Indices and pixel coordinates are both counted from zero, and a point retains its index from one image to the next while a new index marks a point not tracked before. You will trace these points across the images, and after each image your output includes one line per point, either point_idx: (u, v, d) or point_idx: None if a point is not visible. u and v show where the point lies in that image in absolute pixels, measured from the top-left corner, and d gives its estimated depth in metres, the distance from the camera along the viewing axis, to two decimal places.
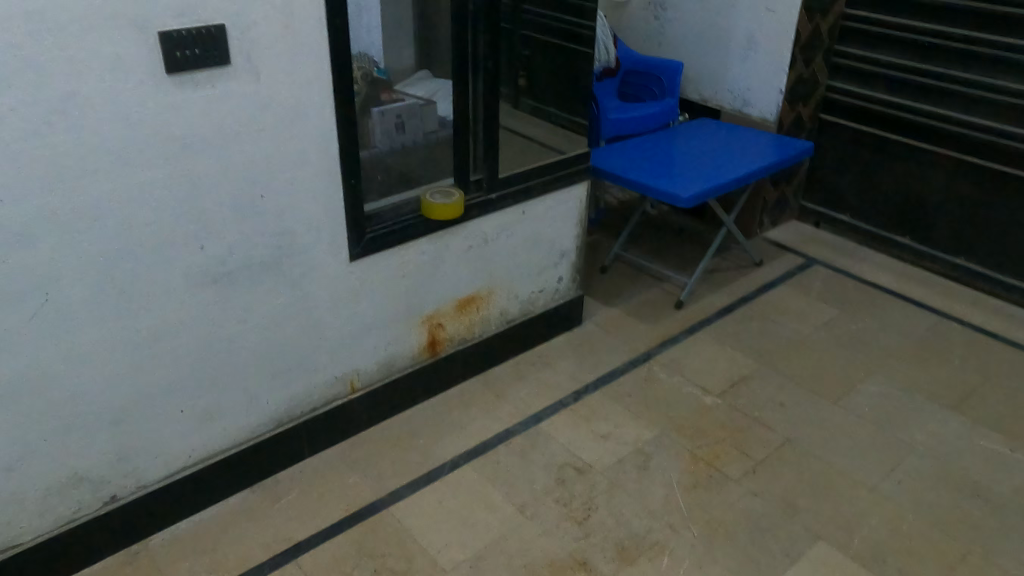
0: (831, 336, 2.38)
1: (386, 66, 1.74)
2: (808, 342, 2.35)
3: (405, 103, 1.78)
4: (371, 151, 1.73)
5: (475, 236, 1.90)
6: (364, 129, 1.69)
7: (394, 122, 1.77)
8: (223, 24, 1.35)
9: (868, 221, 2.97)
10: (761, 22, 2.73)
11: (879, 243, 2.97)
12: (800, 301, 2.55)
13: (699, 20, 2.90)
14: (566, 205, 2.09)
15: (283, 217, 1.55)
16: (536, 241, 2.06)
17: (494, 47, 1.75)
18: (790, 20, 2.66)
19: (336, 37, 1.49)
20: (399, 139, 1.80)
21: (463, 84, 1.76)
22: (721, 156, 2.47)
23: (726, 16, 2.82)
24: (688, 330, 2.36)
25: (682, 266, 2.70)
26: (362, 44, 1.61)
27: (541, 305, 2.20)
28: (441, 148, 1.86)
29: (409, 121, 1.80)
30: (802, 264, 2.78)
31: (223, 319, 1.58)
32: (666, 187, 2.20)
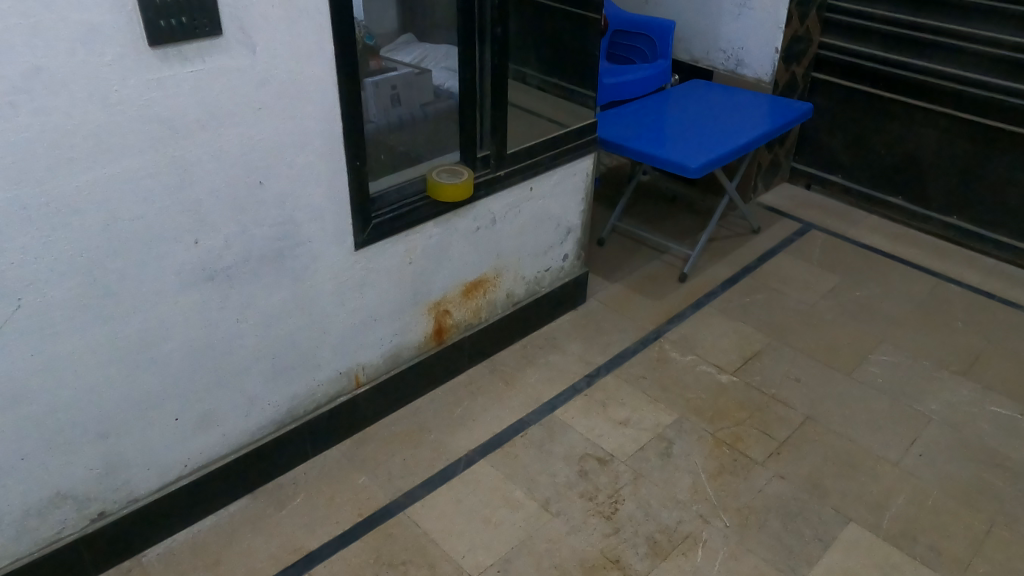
0: (838, 304, 2.31)
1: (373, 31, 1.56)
2: (816, 312, 2.28)
3: (400, 72, 1.62)
4: (373, 125, 1.59)
5: (483, 216, 1.78)
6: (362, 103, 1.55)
7: (393, 94, 1.62)
8: None
9: (860, 181, 2.84)
10: None
11: (872, 203, 2.83)
12: (803, 269, 2.47)
13: None
14: (573, 179, 1.97)
15: (284, 204, 1.40)
16: (543, 218, 1.95)
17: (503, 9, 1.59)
18: None
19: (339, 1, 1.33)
20: (400, 113, 1.66)
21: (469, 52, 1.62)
22: (723, 120, 2.36)
23: None
24: (695, 304, 2.28)
25: (681, 236, 2.61)
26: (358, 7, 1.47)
27: (546, 285, 2.09)
28: (445, 121, 1.73)
29: (403, 93, 1.65)
30: (800, 230, 2.71)
31: (221, 319, 1.42)
32: (673, 157, 2.10)
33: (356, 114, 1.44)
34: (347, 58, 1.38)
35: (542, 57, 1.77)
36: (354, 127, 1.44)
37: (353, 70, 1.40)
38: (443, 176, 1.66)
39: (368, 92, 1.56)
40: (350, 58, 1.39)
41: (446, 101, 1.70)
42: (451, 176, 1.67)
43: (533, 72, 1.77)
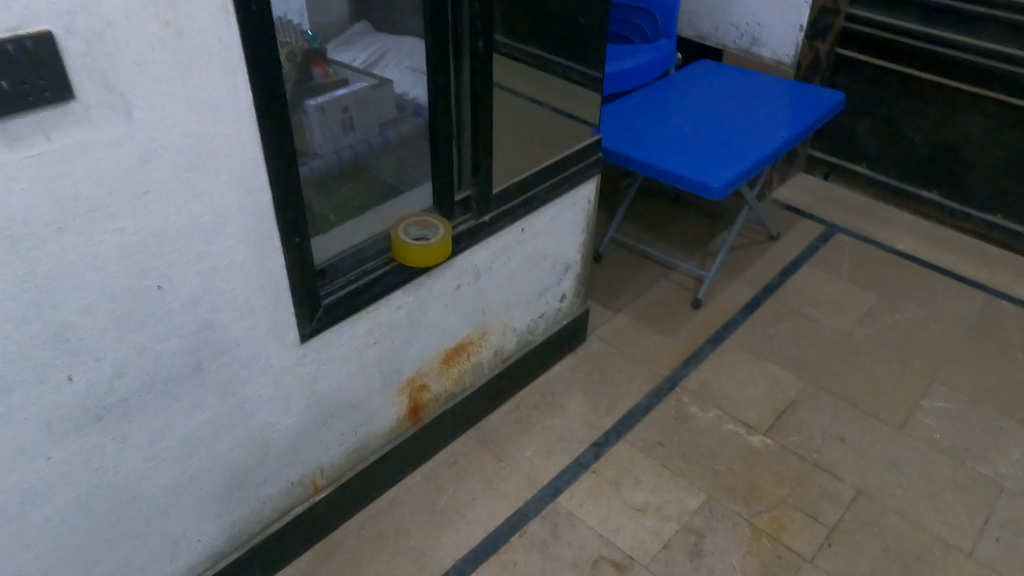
0: (877, 333, 2.00)
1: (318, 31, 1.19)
2: (853, 345, 1.96)
3: (348, 86, 1.26)
4: (316, 165, 1.21)
5: (464, 272, 1.42)
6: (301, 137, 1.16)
7: (341, 118, 1.24)
8: (47, 30, 0.77)
9: (888, 174, 2.53)
10: None
11: (900, 199, 2.53)
12: (832, 288, 2.14)
13: None
14: (573, 210, 1.60)
15: (197, 307, 1.03)
16: (537, 261, 1.58)
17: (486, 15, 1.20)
18: None
19: (253, 34, 0.93)
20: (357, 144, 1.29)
21: (441, 74, 1.23)
22: (747, 115, 1.97)
23: None
24: (713, 339, 1.94)
25: (690, 246, 2.25)
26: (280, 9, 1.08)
27: (540, 333, 1.74)
28: (414, 144, 1.33)
29: (360, 117, 1.28)
30: (824, 233, 2.37)
31: (123, 461, 1.05)
32: (692, 172, 1.72)
33: (291, 173, 1.05)
34: (274, 106, 0.99)
35: (545, 56, 1.38)
36: (288, 190, 1.06)
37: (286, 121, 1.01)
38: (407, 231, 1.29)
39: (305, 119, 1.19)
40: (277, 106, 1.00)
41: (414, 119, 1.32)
42: (416, 232, 1.31)
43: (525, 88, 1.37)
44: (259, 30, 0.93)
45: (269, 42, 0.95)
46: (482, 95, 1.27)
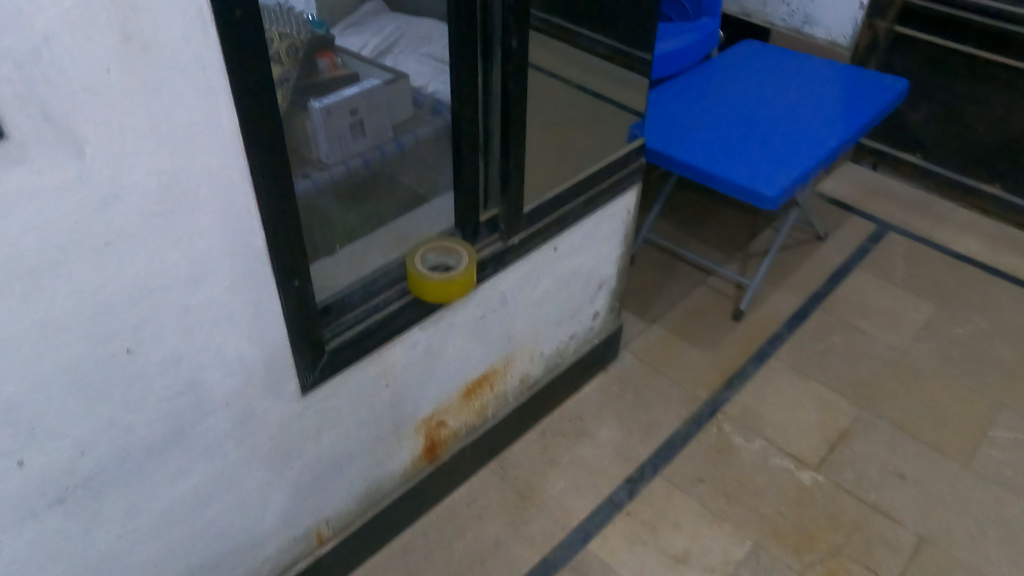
0: (936, 350, 1.81)
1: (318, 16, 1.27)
2: (909, 363, 1.78)
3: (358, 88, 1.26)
4: (320, 178, 1.19)
5: (490, 300, 1.26)
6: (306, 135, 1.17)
7: (349, 122, 1.24)
8: None
9: (944, 164, 2.30)
10: None
11: (957, 194, 2.30)
12: (885, 298, 1.95)
13: None
14: (611, 223, 1.44)
15: (176, 368, 0.87)
16: (568, 281, 1.43)
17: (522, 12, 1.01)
18: None
19: (235, 48, 0.76)
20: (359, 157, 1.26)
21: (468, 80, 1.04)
22: (802, 105, 1.75)
23: None
24: (757, 355, 1.80)
25: (729, 246, 2.08)
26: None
27: (569, 356, 1.59)
28: (427, 150, 1.31)
29: (370, 119, 1.26)
30: (875, 233, 2.17)
31: (90, 542, 0.90)
32: (744, 176, 1.53)
33: (291, 209, 0.89)
34: (265, 133, 0.82)
35: (586, 29, 1.18)
36: (286, 227, 0.89)
37: (279, 149, 0.84)
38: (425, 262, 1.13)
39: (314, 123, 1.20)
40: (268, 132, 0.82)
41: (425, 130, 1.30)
42: (434, 263, 1.14)
43: (555, 85, 1.18)
44: (242, 42, 0.76)
45: (257, 57, 0.78)
46: (513, 105, 1.09)
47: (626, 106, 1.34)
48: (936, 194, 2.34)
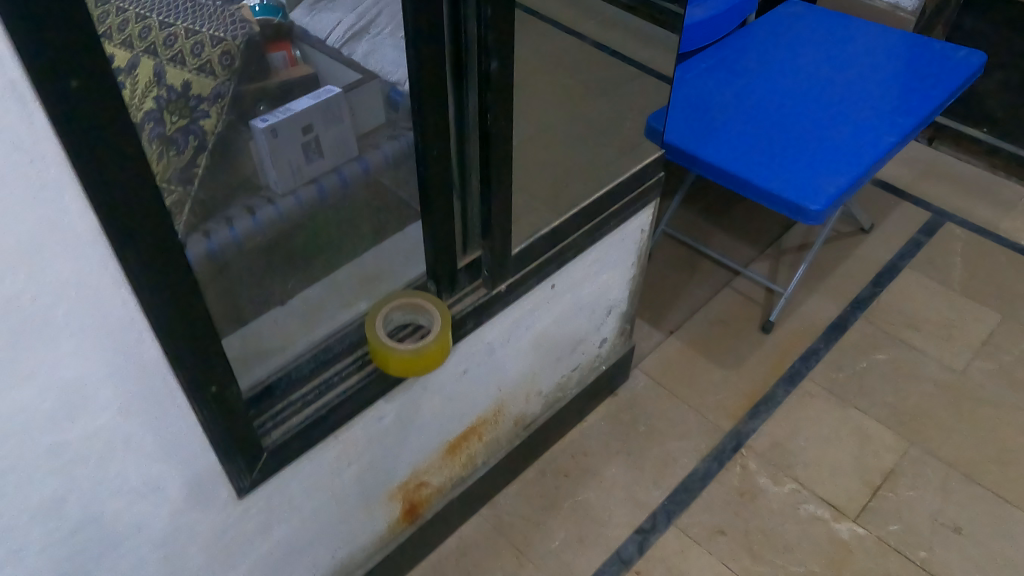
0: (997, 372, 1.64)
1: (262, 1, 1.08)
2: (967, 387, 1.62)
3: (312, 98, 1.05)
4: (264, 213, 1.00)
5: (472, 354, 1.08)
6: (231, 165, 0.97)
7: (302, 141, 1.02)
8: None
9: (1016, 142, 2.03)
10: None
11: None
12: (935, 307, 1.77)
13: None
14: (620, 247, 1.23)
15: (58, 508, 0.70)
16: (570, 316, 1.24)
17: (507, 33, 0.78)
18: None
19: (79, 134, 0.53)
20: (313, 184, 1.05)
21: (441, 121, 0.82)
22: (855, 86, 1.49)
23: None
24: (788, 376, 1.63)
25: (758, 239, 1.90)
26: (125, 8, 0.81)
27: (572, 388, 1.40)
28: (404, 167, 1.05)
29: (326, 134, 1.05)
30: (929, 225, 1.97)
31: None
32: (782, 185, 1.29)
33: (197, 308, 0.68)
34: (145, 239, 0.60)
35: None
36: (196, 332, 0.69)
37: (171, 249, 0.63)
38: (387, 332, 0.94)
39: (256, 147, 0.99)
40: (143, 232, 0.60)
41: (391, 143, 1.06)
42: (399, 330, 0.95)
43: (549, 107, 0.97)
44: (93, 119, 0.53)
45: (117, 140, 0.55)
46: (496, 145, 0.87)
47: (635, 111, 1.13)
48: (1003, 175, 2.07)
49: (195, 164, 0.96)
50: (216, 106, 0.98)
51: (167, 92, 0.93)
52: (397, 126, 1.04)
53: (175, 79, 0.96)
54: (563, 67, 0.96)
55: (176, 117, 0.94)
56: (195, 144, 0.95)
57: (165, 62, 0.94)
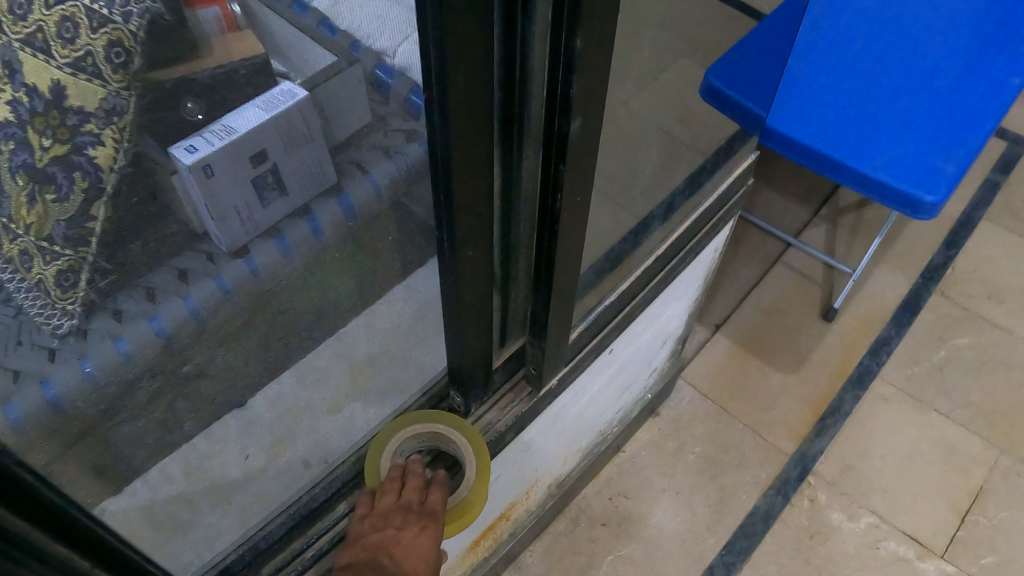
0: None
1: None
2: None
3: (262, 106, 0.69)
4: (201, 290, 0.68)
5: (505, 460, 0.78)
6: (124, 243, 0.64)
7: (250, 177, 0.68)
8: None
9: None
10: None
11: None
12: (1018, 273, 1.56)
13: None
14: (690, 278, 0.92)
15: None
16: (624, 369, 0.93)
17: (600, 74, 0.46)
18: None
19: None
20: (273, 237, 0.73)
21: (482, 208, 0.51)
22: (949, 20, 1.20)
23: None
24: (857, 378, 1.38)
25: (809, 203, 1.65)
26: None
27: (613, 429, 1.10)
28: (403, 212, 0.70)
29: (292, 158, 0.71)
30: (1006, 158, 1.76)
31: None
32: (888, 172, 1.01)
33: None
34: None
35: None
36: None
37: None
38: (407, 471, 0.62)
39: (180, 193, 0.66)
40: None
41: (382, 165, 0.72)
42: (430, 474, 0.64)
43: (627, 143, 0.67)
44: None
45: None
46: (566, 229, 0.55)
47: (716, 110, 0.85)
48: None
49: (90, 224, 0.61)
50: (110, 126, 0.63)
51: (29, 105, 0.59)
52: (392, 135, 0.72)
53: (42, 79, 0.60)
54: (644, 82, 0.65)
55: (49, 138, 0.61)
56: (85, 184, 0.62)
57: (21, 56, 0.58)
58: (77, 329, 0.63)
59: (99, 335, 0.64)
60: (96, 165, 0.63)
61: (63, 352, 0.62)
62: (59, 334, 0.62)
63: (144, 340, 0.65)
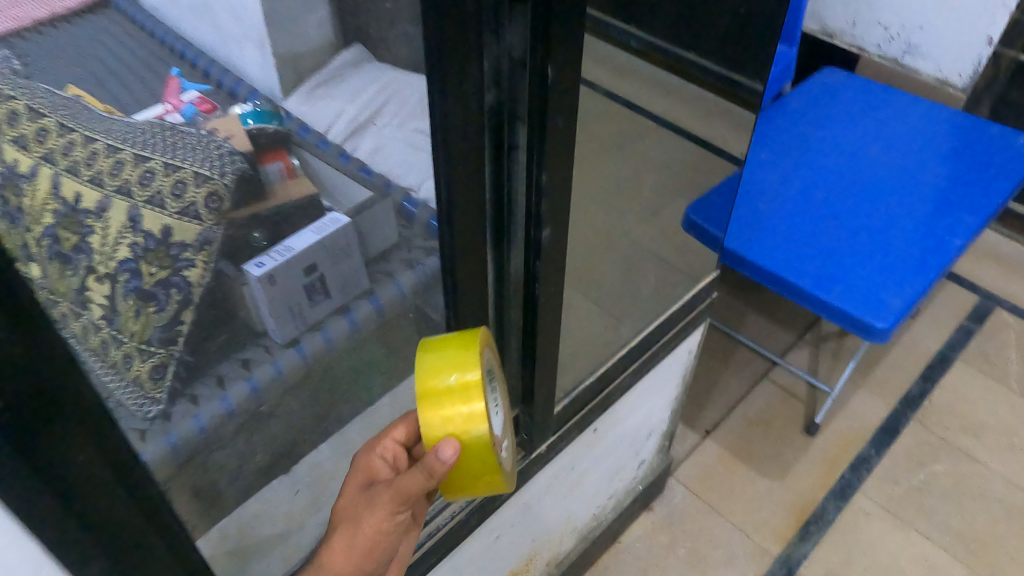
0: None
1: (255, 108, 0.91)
2: None
3: (315, 232, 0.84)
4: (262, 373, 0.80)
5: (507, 520, 0.91)
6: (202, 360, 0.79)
7: (303, 284, 0.82)
8: None
9: None
10: None
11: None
12: (1006, 405, 1.51)
13: None
14: (668, 372, 1.07)
15: None
16: (610, 452, 1.07)
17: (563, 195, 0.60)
18: None
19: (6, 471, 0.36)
20: (318, 330, 0.85)
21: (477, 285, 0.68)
22: (910, 173, 1.33)
23: None
24: (839, 490, 1.40)
25: (797, 321, 1.73)
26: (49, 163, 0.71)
27: (607, 514, 1.24)
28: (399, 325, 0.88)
29: (334, 271, 0.85)
30: (978, 309, 1.69)
31: None
32: (843, 297, 1.11)
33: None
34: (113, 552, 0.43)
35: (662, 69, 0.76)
36: None
37: (142, 554, 0.45)
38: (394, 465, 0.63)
39: (250, 296, 0.80)
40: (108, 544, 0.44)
41: (407, 274, 0.86)
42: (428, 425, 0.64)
43: (581, 252, 0.79)
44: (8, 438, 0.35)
45: (61, 451, 0.38)
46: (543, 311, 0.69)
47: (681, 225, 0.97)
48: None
49: (181, 323, 0.77)
50: (202, 254, 0.79)
51: (144, 240, 0.76)
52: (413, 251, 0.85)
53: (155, 224, 0.77)
54: (605, 198, 0.79)
55: (155, 269, 0.76)
56: (178, 298, 0.76)
57: (140, 204, 0.76)
58: (163, 412, 0.72)
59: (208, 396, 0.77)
60: (190, 284, 0.78)
61: (154, 427, 0.69)
62: (150, 417, 0.69)
63: (217, 416, 0.76)
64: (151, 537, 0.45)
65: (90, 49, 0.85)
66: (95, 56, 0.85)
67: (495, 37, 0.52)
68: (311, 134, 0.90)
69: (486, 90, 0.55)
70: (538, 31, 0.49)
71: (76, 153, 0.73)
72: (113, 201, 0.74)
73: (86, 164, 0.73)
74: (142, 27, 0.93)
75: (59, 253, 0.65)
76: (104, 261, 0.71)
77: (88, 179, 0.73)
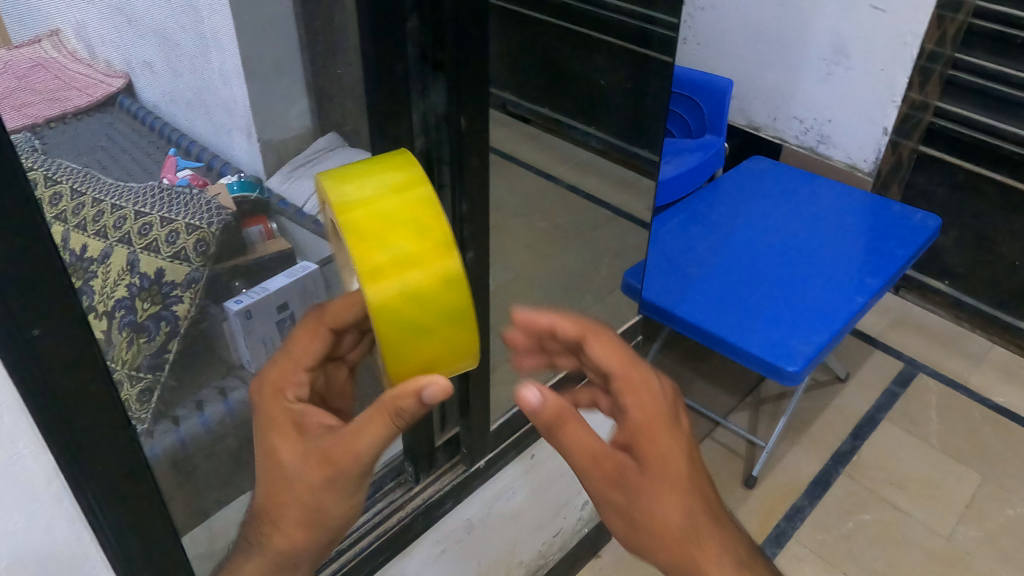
0: (994, 532, 1.49)
1: (246, 176, 0.96)
2: (956, 555, 1.44)
3: (287, 276, 0.95)
4: (237, 395, 0.90)
5: (452, 532, 1.04)
6: (189, 379, 0.87)
7: (276, 321, 0.93)
8: None
9: (978, 294, 1.92)
10: (845, 41, 1.75)
11: (993, 327, 1.92)
12: (923, 461, 1.63)
13: (750, 20, 1.91)
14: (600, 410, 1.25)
15: None
16: (551, 483, 1.21)
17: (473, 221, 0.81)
18: (891, 44, 1.67)
19: (30, 376, 0.51)
20: None
21: None
22: (826, 244, 1.50)
23: (796, 20, 1.81)
24: (773, 538, 1.49)
25: (739, 386, 1.86)
26: (84, 211, 0.71)
27: (555, 553, 1.34)
28: None
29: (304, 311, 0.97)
30: (902, 373, 1.83)
31: None
32: (760, 345, 1.25)
33: (151, 511, 0.64)
34: (97, 461, 0.58)
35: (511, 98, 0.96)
36: (161, 540, 0.67)
37: (120, 466, 0.60)
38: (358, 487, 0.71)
39: (228, 329, 0.90)
40: (94, 458, 0.58)
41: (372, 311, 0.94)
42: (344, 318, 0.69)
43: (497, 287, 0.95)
44: (43, 353, 0.51)
45: (71, 384, 0.54)
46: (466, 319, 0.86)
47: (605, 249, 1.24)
48: (971, 328, 1.95)
49: (167, 351, 0.85)
50: (189, 292, 0.89)
51: (140, 280, 0.84)
52: None
53: (150, 266, 0.87)
54: None
55: (148, 304, 0.84)
56: (168, 330, 0.85)
57: (140, 250, 0.86)
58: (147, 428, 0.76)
59: (186, 412, 0.86)
60: (178, 317, 0.87)
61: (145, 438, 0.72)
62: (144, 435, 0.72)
63: (194, 430, 0.86)
64: (134, 461, 0.61)
65: (94, 141, 0.78)
66: (103, 148, 0.79)
67: (422, 95, 0.75)
68: (291, 206, 0.97)
69: (416, 137, 0.78)
70: (455, 88, 0.73)
71: (90, 214, 0.73)
72: (117, 250, 0.80)
73: (97, 218, 0.75)
74: (143, 124, 0.83)
75: (88, 289, 0.63)
76: (108, 300, 0.74)
77: (96, 234, 0.74)
